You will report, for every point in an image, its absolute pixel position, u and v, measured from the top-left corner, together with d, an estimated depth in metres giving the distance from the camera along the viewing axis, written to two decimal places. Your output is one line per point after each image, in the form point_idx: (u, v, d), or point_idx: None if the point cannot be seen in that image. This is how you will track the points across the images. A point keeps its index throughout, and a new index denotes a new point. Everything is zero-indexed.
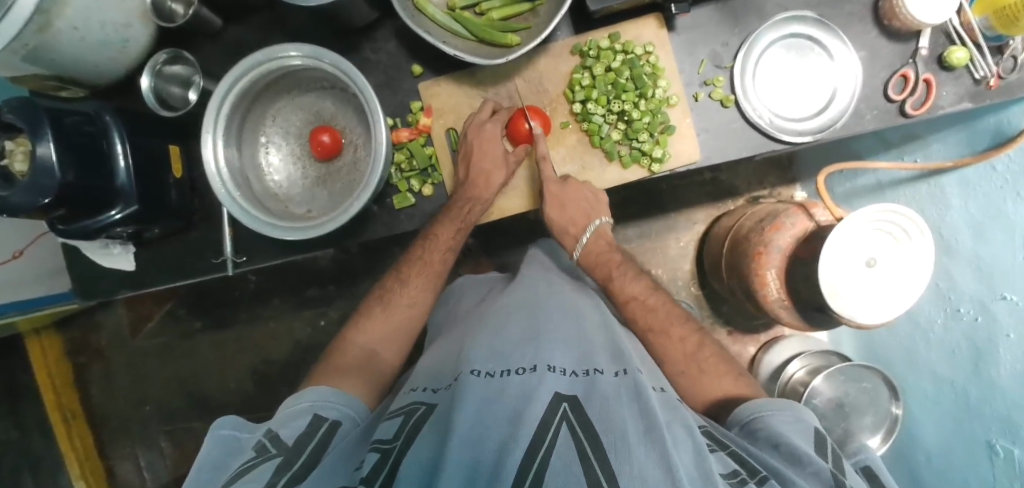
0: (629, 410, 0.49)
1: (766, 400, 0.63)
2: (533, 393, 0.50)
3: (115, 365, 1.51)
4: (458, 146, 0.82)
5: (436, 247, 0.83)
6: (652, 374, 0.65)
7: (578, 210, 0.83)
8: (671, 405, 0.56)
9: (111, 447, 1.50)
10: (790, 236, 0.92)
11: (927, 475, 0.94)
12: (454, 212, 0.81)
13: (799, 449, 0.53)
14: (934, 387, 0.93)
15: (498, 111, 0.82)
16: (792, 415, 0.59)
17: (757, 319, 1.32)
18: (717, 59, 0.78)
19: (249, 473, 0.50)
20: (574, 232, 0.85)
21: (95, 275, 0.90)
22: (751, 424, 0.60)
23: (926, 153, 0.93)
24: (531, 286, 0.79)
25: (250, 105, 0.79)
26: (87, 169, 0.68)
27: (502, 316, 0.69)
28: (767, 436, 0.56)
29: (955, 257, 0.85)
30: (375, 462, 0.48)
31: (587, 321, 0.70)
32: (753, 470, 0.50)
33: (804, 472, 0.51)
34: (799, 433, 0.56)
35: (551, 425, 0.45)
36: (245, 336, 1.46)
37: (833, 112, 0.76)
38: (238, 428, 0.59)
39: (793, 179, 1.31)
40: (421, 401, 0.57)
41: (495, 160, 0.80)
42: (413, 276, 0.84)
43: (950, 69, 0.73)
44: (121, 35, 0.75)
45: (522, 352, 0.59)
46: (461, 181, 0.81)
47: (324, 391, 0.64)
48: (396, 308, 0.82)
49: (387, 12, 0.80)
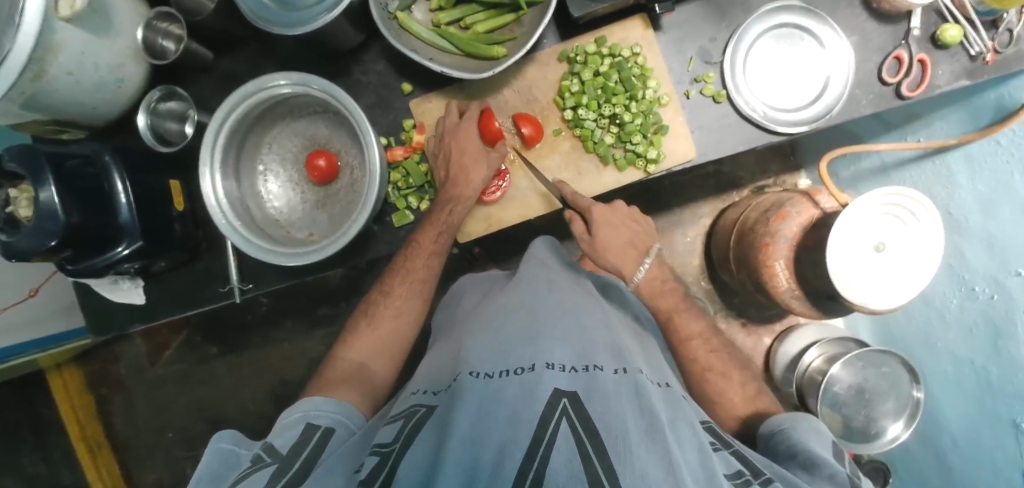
0: (629, 408, 0.48)
1: (784, 415, 0.64)
2: (532, 394, 0.48)
3: (135, 394, 1.53)
4: (438, 150, 0.81)
5: (419, 253, 0.81)
6: (655, 371, 0.64)
7: (627, 240, 0.85)
8: (674, 401, 0.56)
9: (136, 476, 1.53)
10: (794, 226, 0.91)
11: (953, 459, 0.92)
12: (434, 216, 0.80)
13: (816, 455, 0.53)
14: (955, 370, 0.91)
15: (465, 111, 0.81)
16: (808, 425, 0.59)
17: (770, 309, 1.31)
18: (706, 55, 0.77)
19: (245, 481, 0.50)
20: (633, 258, 0.85)
21: (107, 311, 0.91)
22: (774, 435, 0.61)
23: (929, 132, 0.92)
24: (530, 285, 0.76)
25: (246, 135, 0.80)
26: (90, 207, 0.69)
27: (500, 316, 0.67)
28: (788, 447, 0.57)
29: (965, 235, 0.83)
30: (374, 466, 0.47)
31: (588, 317, 0.68)
32: (756, 471, 0.50)
33: (819, 476, 0.52)
34: (820, 442, 0.57)
35: (551, 423, 0.44)
36: (260, 358, 1.47)
37: (827, 100, 0.75)
38: (237, 442, 0.59)
39: (796, 165, 1.29)
40: (421, 404, 0.56)
41: (475, 157, 0.79)
42: (396, 287, 0.83)
43: (944, 48, 0.72)
44: (115, 75, 0.76)
45: (519, 352, 0.57)
46: (443, 182, 0.81)
47: (316, 401, 0.64)
48: (382, 319, 0.82)
49: (373, 33, 0.81)
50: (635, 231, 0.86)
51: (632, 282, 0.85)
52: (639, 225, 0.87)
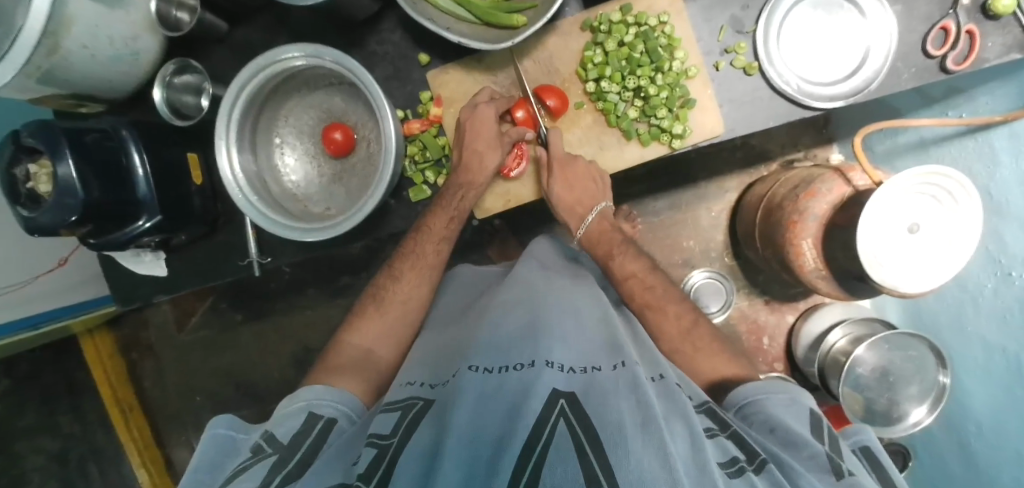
0: (627, 401, 0.46)
1: (759, 381, 0.62)
2: (530, 391, 0.47)
3: (165, 359, 1.59)
4: (458, 133, 0.80)
5: (429, 238, 0.81)
6: (650, 363, 0.62)
7: (584, 192, 0.81)
8: (669, 394, 0.53)
9: (168, 436, 1.60)
10: (826, 202, 0.87)
11: (976, 444, 0.91)
12: (446, 200, 0.79)
13: (795, 432, 0.52)
14: (986, 358, 0.88)
15: (496, 97, 0.79)
16: (782, 396, 0.58)
17: (795, 287, 1.28)
18: (738, 24, 0.73)
19: (242, 477, 0.49)
20: (580, 211, 0.84)
21: (130, 282, 0.93)
22: (747, 406, 0.59)
23: (973, 107, 0.86)
24: (526, 281, 0.74)
25: (261, 109, 0.80)
26: (110, 184, 0.70)
27: (499, 310, 0.66)
28: (764, 418, 0.56)
29: (1005, 217, 0.79)
30: (371, 457, 0.46)
31: (588, 314, 0.66)
32: (752, 454, 0.47)
33: (800, 456, 0.50)
34: (796, 415, 0.56)
35: (548, 424, 0.43)
36: (283, 326, 1.50)
37: (866, 73, 0.70)
38: (233, 428, 0.59)
39: (829, 138, 1.24)
40: (417, 397, 0.55)
41: (489, 141, 0.77)
42: (406, 270, 0.83)
43: (996, 18, 0.67)
44: (129, 48, 0.75)
45: (524, 346, 0.56)
46: (455, 167, 0.80)
47: (318, 390, 0.64)
48: (391, 304, 0.81)
49: (389, 1, 0.78)
50: (592, 191, 0.82)
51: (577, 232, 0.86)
52: (599, 185, 0.82)
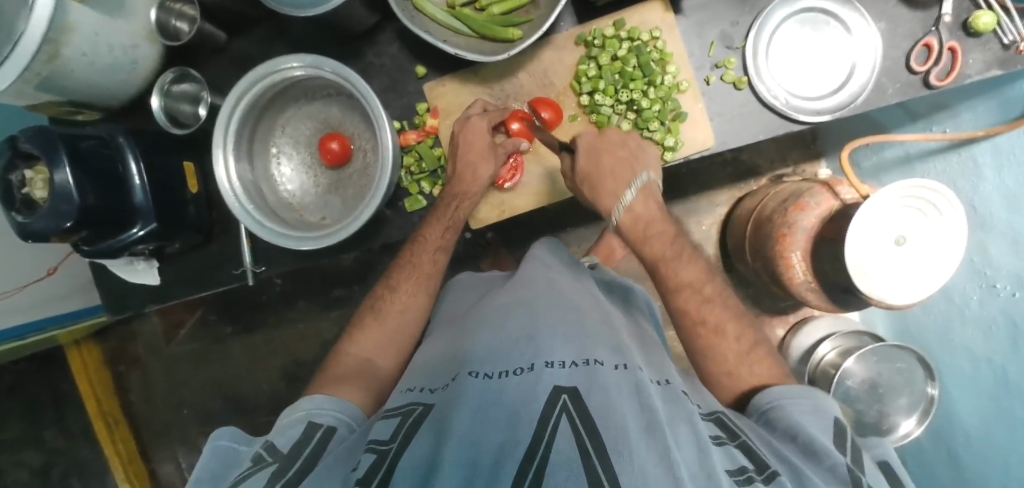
0: (630, 405, 0.46)
1: (787, 387, 0.60)
2: (529, 395, 0.47)
3: (153, 371, 1.57)
4: (451, 147, 0.81)
5: (426, 247, 0.81)
6: (656, 369, 0.63)
7: (616, 164, 0.77)
8: (675, 399, 0.53)
9: (154, 451, 1.57)
10: (814, 216, 0.89)
11: (966, 455, 0.91)
12: (441, 210, 0.80)
13: (818, 443, 0.50)
14: (972, 368, 0.89)
15: (489, 109, 0.80)
16: (809, 405, 0.56)
17: (786, 299, 1.28)
18: (727, 40, 0.75)
19: (244, 483, 0.49)
20: (615, 185, 0.77)
21: (122, 291, 0.93)
22: (769, 411, 0.57)
23: (956, 123, 0.89)
24: (530, 284, 0.74)
25: (259, 117, 0.80)
26: (106, 190, 0.70)
27: (500, 314, 0.67)
28: (785, 427, 0.54)
29: (990, 231, 0.81)
30: (370, 463, 0.45)
31: (588, 317, 0.66)
32: (761, 465, 0.46)
33: (819, 466, 0.48)
34: (820, 427, 0.53)
35: (550, 421, 0.43)
36: (274, 338, 1.49)
37: (851, 89, 0.72)
38: (237, 439, 0.58)
39: (817, 154, 1.27)
40: (418, 401, 0.55)
41: (483, 152, 0.78)
42: (403, 282, 0.82)
43: (976, 36, 0.69)
44: (129, 56, 0.76)
45: (521, 351, 0.56)
46: (450, 178, 0.81)
47: (318, 399, 0.63)
48: (389, 314, 0.80)
49: (387, 14, 0.80)
50: (623, 159, 0.77)
51: (612, 219, 0.78)
52: (633, 153, 0.78)
